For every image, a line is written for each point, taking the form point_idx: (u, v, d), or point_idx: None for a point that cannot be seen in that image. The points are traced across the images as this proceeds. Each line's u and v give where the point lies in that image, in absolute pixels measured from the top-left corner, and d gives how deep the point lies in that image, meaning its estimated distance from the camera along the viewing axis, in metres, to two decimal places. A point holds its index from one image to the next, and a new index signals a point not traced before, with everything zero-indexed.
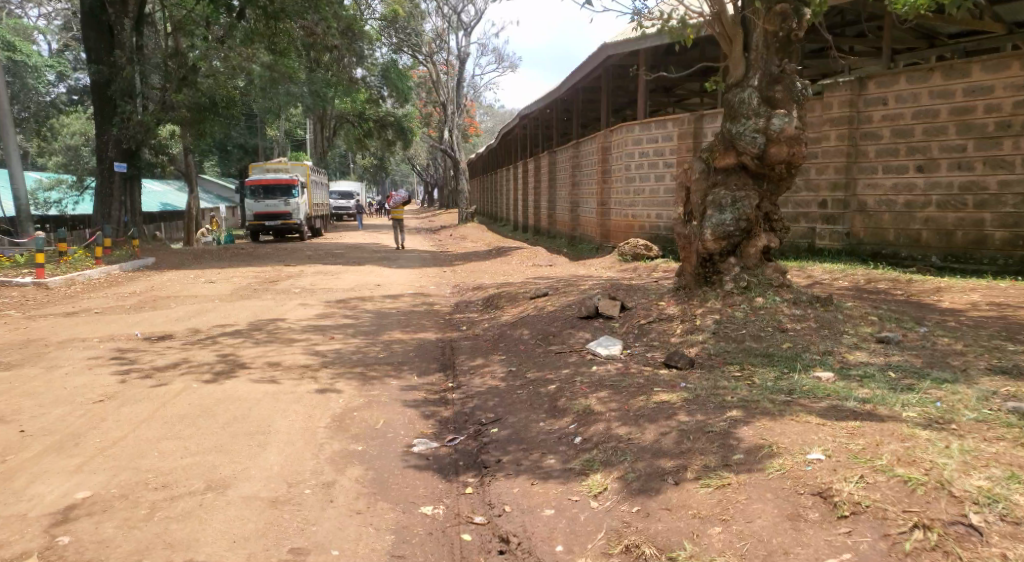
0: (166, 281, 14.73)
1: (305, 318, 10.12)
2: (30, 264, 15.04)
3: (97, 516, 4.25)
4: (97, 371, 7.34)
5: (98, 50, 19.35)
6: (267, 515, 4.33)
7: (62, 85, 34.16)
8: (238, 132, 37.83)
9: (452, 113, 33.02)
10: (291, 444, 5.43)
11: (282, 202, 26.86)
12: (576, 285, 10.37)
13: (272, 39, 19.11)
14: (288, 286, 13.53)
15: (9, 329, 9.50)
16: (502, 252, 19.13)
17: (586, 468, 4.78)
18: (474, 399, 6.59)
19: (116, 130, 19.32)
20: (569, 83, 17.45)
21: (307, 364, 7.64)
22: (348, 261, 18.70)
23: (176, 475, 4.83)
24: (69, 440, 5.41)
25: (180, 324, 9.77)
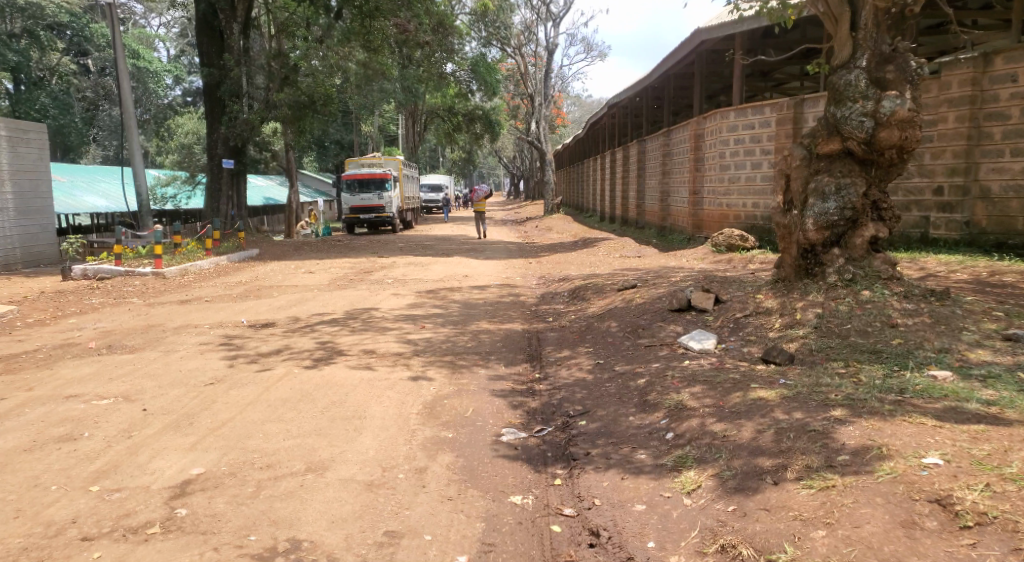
0: (270, 271, 15.44)
1: (397, 308, 10.37)
2: (150, 255, 16.14)
3: (210, 492, 4.52)
4: (208, 356, 7.80)
5: (210, 54, 20.56)
6: (364, 498, 4.47)
7: (178, 88, 36.58)
8: (335, 129, 39.36)
9: (540, 104, 32.83)
10: (385, 429, 5.59)
11: (376, 196, 27.56)
12: (666, 277, 10.13)
13: (367, 37, 20.03)
14: (381, 277, 13.92)
15: (133, 316, 10.24)
16: (589, 244, 18.99)
17: (678, 465, 4.66)
18: (562, 391, 6.56)
19: (224, 128, 20.26)
20: (661, 71, 16.99)
21: (399, 352, 7.84)
22: (437, 252, 19.12)
23: (280, 456, 5.07)
24: (185, 419, 5.78)
25: (282, 312, 10.25)
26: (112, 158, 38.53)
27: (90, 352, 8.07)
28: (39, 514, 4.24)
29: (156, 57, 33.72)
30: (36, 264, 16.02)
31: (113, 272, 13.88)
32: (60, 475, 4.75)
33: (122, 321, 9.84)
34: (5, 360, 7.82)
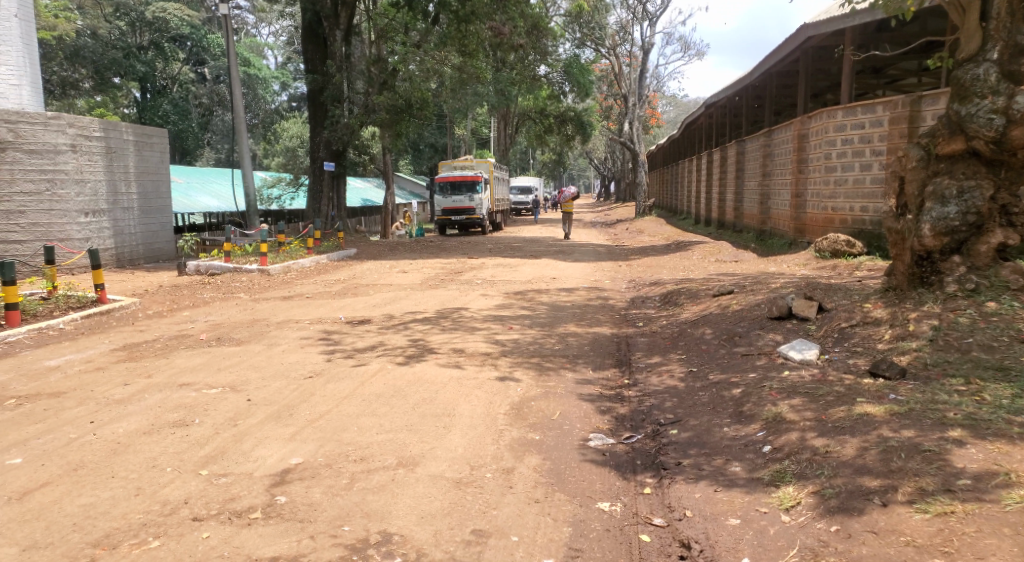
0: (366, 270, 15.97)
1: (486, 308, 10.48)
2: (256, 253, 16.97)
3: (307, 482, 4.70)
4: (307, 350, 8.13)
5: (314, 61, 21.68)
6: (452, 495, 4.52)
7: (285, 94, 38.69)
8: (431, 133, 40.29)
9: (634, 105, 32.40)
10: (474, 428, 5.64)
11: (467, 198, 27.99)
12: (765, 283, 9.73)
13: (462, 41, 20.10)
14: (471, 278, 14.10)
15: (241, 310, 10.84)
16: (683, 247, 18.54)
17: (776, 480, 4.46)
18: (653, 398, 6.41)
19: (327, 132, 21.09)
20: (762, 69, 16.39)
21: (487, 352, 7.89)
22: (527, 254, 19.21)
23: (373, 450, 5.21)
24: (285, 410, 6.04)
25: (377, 310, 10.56)
26: (224, 160, 40.96)
27: (202, 343, 8.58)
28: (157, 493, 4.53)
29: (265, 65, 35.65)
30: (156, 260, 17.23)
31: (223, 269, 14.74)
32: (174, 458, 5.06)
33: (230, 315, 10.43)
34: (128, 348, 8.43)
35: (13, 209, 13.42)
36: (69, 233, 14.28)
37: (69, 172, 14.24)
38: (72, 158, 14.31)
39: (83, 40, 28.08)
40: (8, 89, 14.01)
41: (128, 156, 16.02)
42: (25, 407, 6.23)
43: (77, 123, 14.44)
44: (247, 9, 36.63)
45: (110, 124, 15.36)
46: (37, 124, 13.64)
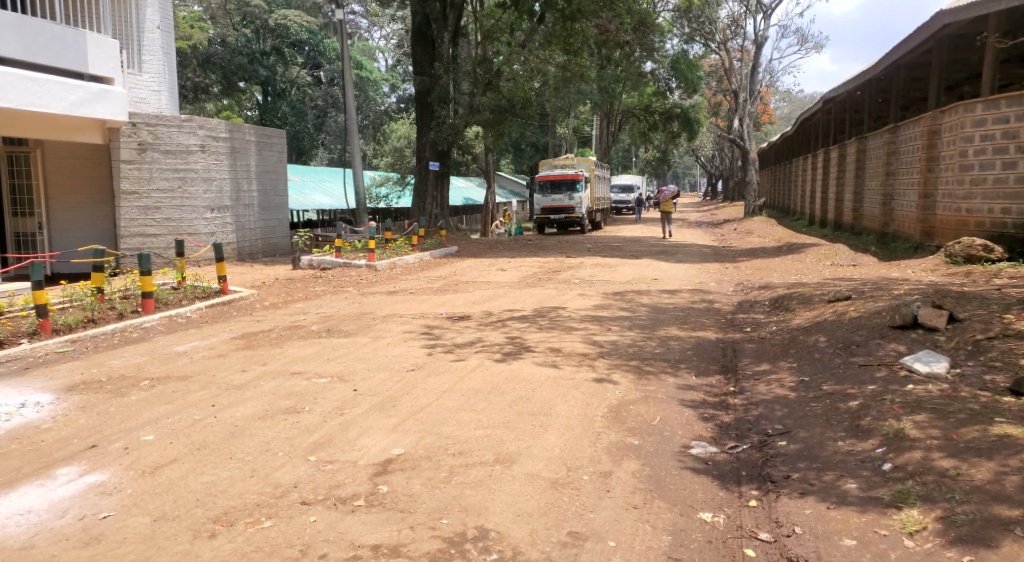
0: (467, 267, 16.23)
1: (584, 308, 10.39)
2: (364, 249, 17.60)
3: (408, 473, 4.81)
4: (410, 344, 8.34)
5: (422, 63, 22.11)
6: (548, 496, 4.49)
7: (394, 95, 40.23)
8: (532, 132, 40.48)
9: (744, 101, 31.32)
10: (571, 429, 5.59)
11: (567, 197, 27.92)
12: (886, 290, 9.10)
13: (567, 39, 20.00)
14: (570, 277, 14.03)
15: (349, 303, 11.29)
16: (794, 250, 17.69)
17: (898, 500, 4.15)
18: (760, 408, 6.12)
19: (432, 133, 21.82)
20: (889, 61, 15.28)
21: (585, 353, 7.81)
22: (628, 254, 18.93)
23: (471, 445, 5.26)
24: (388, 402, 6.21)
25: (476, 307, 10.70)
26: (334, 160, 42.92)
27: (313, 334, 8.99)
28: (269, 475, 4.77)
29: (375, 68, 37.12)
30: (274, 253, 18.25)
31: (334, 263, 15.41)
32: (285, 443, 5.32)
33: (339, 308, 10.88)
34: (246, 337, 8.95)
35: (150, 204, 14.60)
36: (197, 227, 15.39)
37: (198, 171, 15.34)
38: (201, 158, 15.40)
39: (214, 48, 31.04)
40: (150, 95, 15.22)
41: (250, 156, 17.03)
42: (157, 388, 6.74)
43: (207, 125, 15.50)
44: (361, 13, 38.39)
45: (235, 126, 16.38)
46: (173, 126, 14.78)
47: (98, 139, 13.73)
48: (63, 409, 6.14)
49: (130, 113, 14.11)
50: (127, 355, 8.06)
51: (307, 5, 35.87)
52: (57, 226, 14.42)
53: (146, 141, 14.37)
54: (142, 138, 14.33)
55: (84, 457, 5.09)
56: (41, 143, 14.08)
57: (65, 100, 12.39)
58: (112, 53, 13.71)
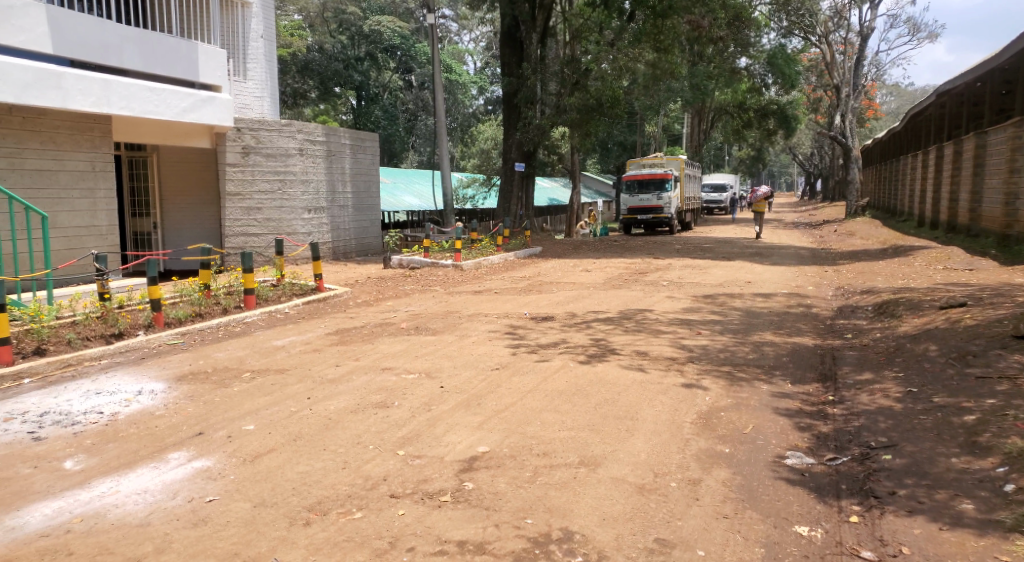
0: (552, 268, 16.22)
1: (672, 311, 10.16)
2: (451, 248, 17.87)
3: (493, 471, 4.84)
4: (495, 343, 8.40)
5: (510, 64, 22.35)
6: (635, 501, 4.41)
7: (481, 97, 40.72)
8: (620, 131, 40.06)
9: (848, 96, 29.76)
10: (658, 434, 5.47)
11: (655, 197, 27.44)
12: (1008, 297, 8.43)
13: (657, 37, 19.51)
14: (658, 279, 13.80)
15: (436, 302, 11.52)
16: (902, 252, 16.70)
17: (1021, 526, 3.83)
18: (862, 419, 5.80)
19: (519, 134, 21.91)
20: (1015, 49, 14.15)
21: (673, 357, 7.64)
22: (719, 256, 18.43)
23: (555, 446, 5.25)
24: (474, 399, 6.28)
25: (561, 307, 10.66)
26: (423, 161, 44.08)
27: (402, 331, 9.21)
28: (360, 468, 4.91)
29: (464, 70, 37.69)
30: (365, 253, 18.85)
31: (422, 263, 15.76)
32: (376, 436, 5.46)
33: (426, 307, 11.11)
34: (340, 333, 9.26)
35: (252, 206, 15.36)
36: (295, 228, 16.07)
37: (296, 174, 16.00)
38: (299, 160, 16.07)
39: (311, 55, 33.07)
40: (254, 101, 16.03)
41: (345, 159, 17.63)
42: (257, 380, 7.09)
43: (304, 130, 16.19)
44: (451, 17, 39.32)
45: (331, 130, 16.98)
46: (273, 131, 15.50)
47: (206, 143, 14.61)
48: (174, 398, 6.54)
49: (235, 118, 14.90)
50: (230, 348, 8.51)
51: (399, 10, 36.98)
52: (170, 226, 15.44)
53: (249, 144, 15.13)
54: (246, 142, 15.09)
55: (192, 444, 5.41)
56: (157, 149, 15.14)
57: (176, 107, 13.15)
58: (220, 62, 14.49)
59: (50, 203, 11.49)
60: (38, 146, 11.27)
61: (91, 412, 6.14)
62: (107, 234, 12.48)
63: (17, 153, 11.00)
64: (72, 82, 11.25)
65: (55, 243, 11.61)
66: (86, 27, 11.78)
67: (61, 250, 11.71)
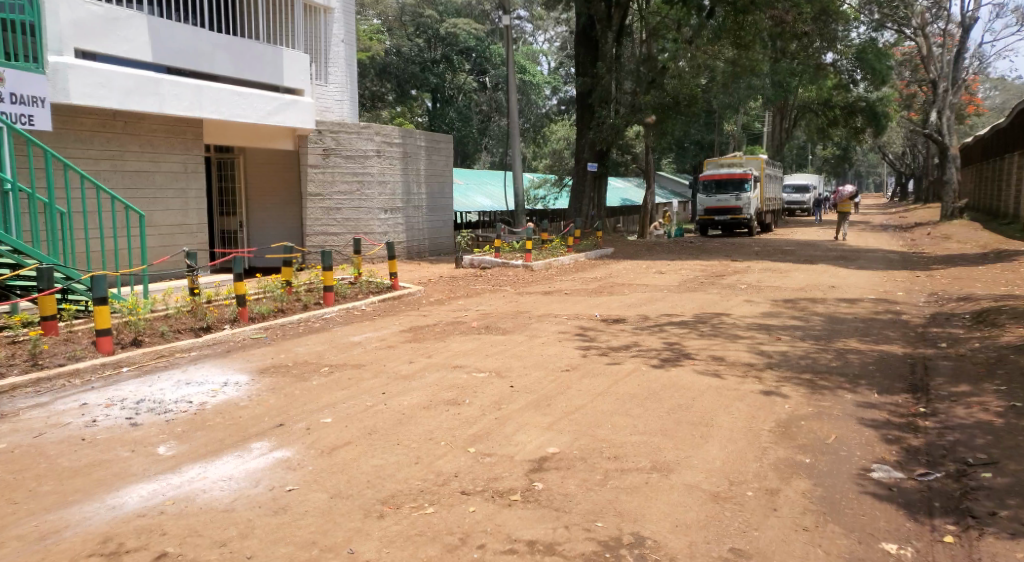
0: (625, 269, 16.04)
1: (750, 316, 9.88)
2: (522, 249, 17.91)
3: (563, 472, 4.82)
4: (565, 344, 8.37)
5: (585, 64, 22.40)
6: (709, 508, 4.31)
7: (555, 97, 40.65)
8: (696, 129, 39.25)
9: (945, 92, 28.14)
10: (734, 442, 5.32)
11: (734, 198, 26.76)
12: None
13: (738, 33, 19.17)
14: (735, 282, 13.44)
15: (506, 301, 11.59)
16: (1004, 258, 15.66)
17: None
18: (958, 433, 5.47)
19: (592, 133, 21.68)
20: None
21: (751, 363, 7.42)
22: (800, 259, 17.78)
23: (627, 450, 5.18)
24: (544, 400, 6.28)
25: (633, 310, 10.54)
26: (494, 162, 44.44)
27: (473, 330, 9.31)
28: (432, 463, 4.99)
29: (538, 70, 37.80)
30: (438, 253, 19.13)
31: (493, 263, 15.88)
32: (447, 433, 5.54)
33: (497, 306, 11.20)
34: (413, 330, 9.44)
35: (332, 206, 15.85)
36: (372, 228, 16.48)
37: (373, 175, 16.35)
38: (376, 162, 16.41)
39: (390, 58, 33.46)
40: (334, 105, 16.54)
41: (420, 160, 17.95)
42: (335, 374, 7.31)
43: (382, 132, 16.53)
44: (526, 18, 39.51)
45: (407, 132, 17.33)
46: (352, 133, 15.96)
47: (289, 145, 15.17)
48: (257, 389, 6.83)
49: (317, 121, 15.41)
50: (309, 343, 8.81)
51: (475, 13, 37.35)
52: (255, 225, 16.17)
53: (329, 146, 15.62)
54: (327, 144, 15.65)
55: (273, 434, 5.62)
56: (243, 151, 15.86)
57: (261, 110, 13.69)
58: (303, 67, 15.00)
59: (147, 202, 12.18)
60: (137, 149, 11.97)
61: (181, 401, 6.48)
62: (197, 232, 13.14)
63: (119, 156, 11.71)
64: (167, 88, 11.88)
65: (151, 241, 12.31)
66: (181, 36, 12.41)
67: (156, 247, 12.41)
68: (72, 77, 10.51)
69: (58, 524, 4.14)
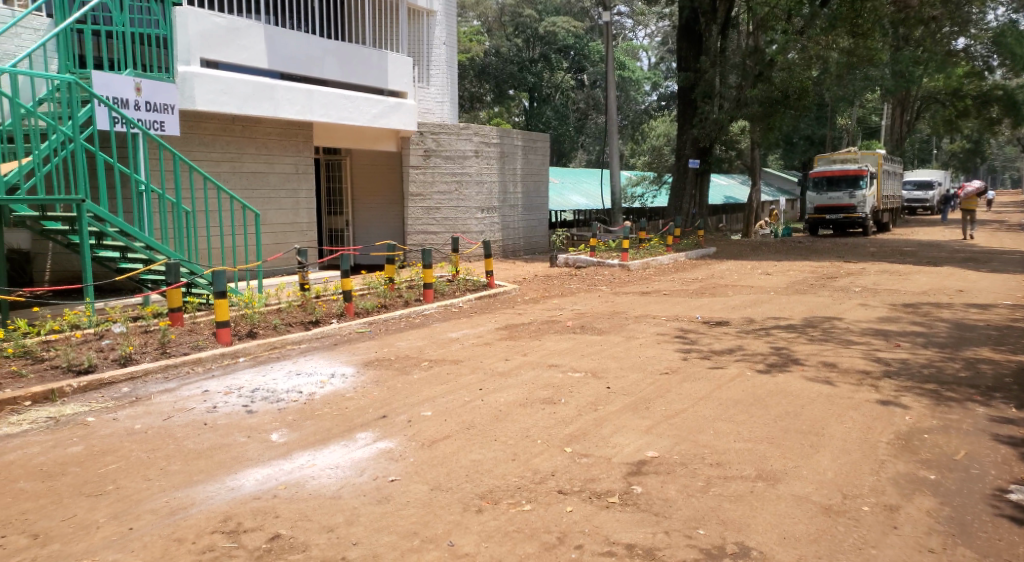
0: (727, 270, 15.52)
1: (865, 321, 9.31)
2: (619, 248, 17.53)
3: (663, 477, 4.71)
4: (664, 346, 8.19)
5: (688, 58, 21.89)
6: (820, 522, 4.09)
7: (655, 93, 39.87)
8: (806, 124, 37.46)
9: None
10: (848, 453, 5.03)
11: (847, 195, 25.34)
12: None
13: (855, 21, 17.82)
14: (848, 284, 12.72)
15: (602, 302, 11.47)
16: None
17: None
18: None
19: (694, 130, 21.27)
20: None
21: (866, 370, 6.99)
22: (922, 260, 16.60)
23: (731, 457, 5.00)
24: (642, 403, 6.16)
25: (736, 312, 10.17)
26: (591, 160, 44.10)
27: (568, 330, 9.27)
28: (530, 461, 5.00)
29: (637, 66, 37.57)
30: (533, 252, 19.20)
31: (588, 262, 15.77)
32: (543, 432, 5.54)
33: (593, 306, 11.09)
34: (509, 328, 9.51)
35: (432, 205, 16.25)
36: (469, 227, 16.78)
37: (471, 175, 16.67)
38: (475, 162, 16.74)
39: (489, 59, 33.94)
40: (435, 106, 16.92)
41: (517, 160, 18.10)
42: (434, 369, 7.47)
43: (481, 132, 16.87)
44: (625, 14, 39.09)
45: (505, 132, 17.53)
46: (453, 134, 16.32)
47: (392, 147, 15.66)
48: (362, 381, 7.09)
49: (419, 123, 15.85)
50: (409, 338, 9.04)
51: (575, 10, 37.43)
52: (360, 224, 16.77)
53: (430, 147, 16.02)
54: (428, 145, 16.01)
55: (376, 425, 5.81)
56: (350, 153, 16.51)
57: (367, 113, 14.21)
58: (407, 70, 15.46)
59: (262, 202, 12.89)
60: (254, 151, 12.69)
61: (292, 391, 6.81)
62: (307, 230, 13.78)
63: (237, 158, 12.46)
64: (282, 93, 12.54)
65: (265, 239, 13.03)
66: (295, 43, 13.05)
67: (270, 244, 13.10)
68: (198, 84, 11.28)
69: (186, 502, 4.45)
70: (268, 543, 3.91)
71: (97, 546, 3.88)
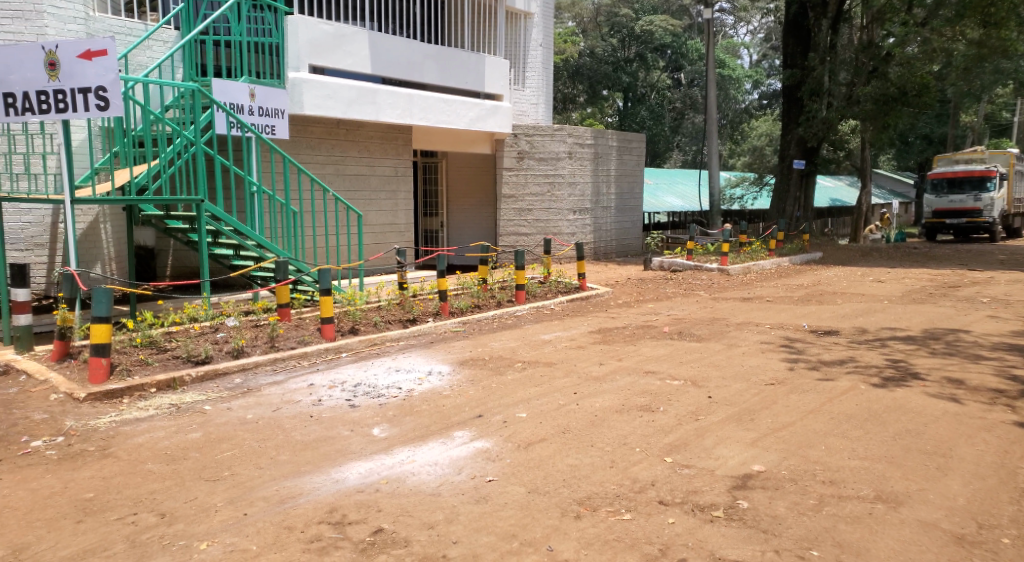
0: (836, 276, 14.74)
1: (995, 334, 8.57)
2: (718, 252, 17.06)
3: (771, 492, 4.49)
4: (768, 355, 7.84)
5: (794, 55, 20.95)
6: (951, 552, 3.77)
7: (756, 92, 38.46)
8: (924, 122, 35.14)
9: None
10: (981, 478, 4.62)
11: (972, 198, 23.62)
12: None
13: (986, 10, 16.27)
14: (974, 294, 11.79)
15: (701, 307, 11.13)
16: None
17: None
18: None
19: (801, 129, 20.26)
20: None
21: (999, 389, 6.42)
22: None
23: (846, 476, 4.70)
24: (746, 414, 5.90)
25: (846, 321, 9.62)
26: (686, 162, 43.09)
27: (665, 335, 9.04)
28: (628, 469, 4.88)
29: (738, 64, 36.41)
30: (627, 254, 18.88)
31: (685, 265, 15.38)
32: (642, 440, 5.40)
33: (691, 311, 10.77)
34: (603, 331, 9.40)
35: (524, 207, 16.29)
36: (561, 228, 16.71)
37: (564, 176, 16.60)
38: (568, 164, 16.67)
39: (583, 60, 33.86)
40: (530, 108, 16.97)
41: (611, 161, 17.89)
42: (528, 371, 7.45)
43: (575, 134, 16.78)
44: (727, 10, 38.14)
45: (599, 133, 17.38)
46: (547, 136, 16.32)
47: (487, 149, 15.81)
48: (458, 380, 7.16)
49: (513, 125, 15.95)
50: (503, 339, 9.07)
51: (673, 8, 36.95)
52: (454, 225, 17.08)
53: (524, 149, 16.09)
54: (522, 147, 16.08)
55: (473, 425, 5.83)
56: (446, 155, 16.79)
57: (464, 117, 14.41)
58: (503, 73, 15.59)
59: (363, 203, 13.33)
60: (356, 154, 13.12)
61: (391, 387, 6.95)
62: (405, 230, 14.12)
63: (341, 160, 12.92)
64: (384, 97, 12.90)
65: (365, 238, 13.44)
66: (397, 49, 13.39)
67: (370, 244, 13.52)
68: (306, 90, 11.77)
69: (295, 491, 4.61)
70: (371, 537, 3.98)
71: (216, 529, 4.07)
